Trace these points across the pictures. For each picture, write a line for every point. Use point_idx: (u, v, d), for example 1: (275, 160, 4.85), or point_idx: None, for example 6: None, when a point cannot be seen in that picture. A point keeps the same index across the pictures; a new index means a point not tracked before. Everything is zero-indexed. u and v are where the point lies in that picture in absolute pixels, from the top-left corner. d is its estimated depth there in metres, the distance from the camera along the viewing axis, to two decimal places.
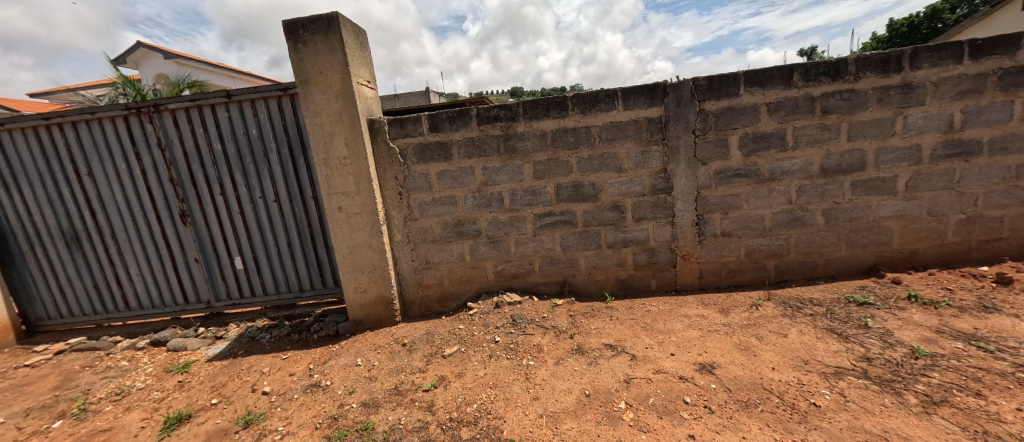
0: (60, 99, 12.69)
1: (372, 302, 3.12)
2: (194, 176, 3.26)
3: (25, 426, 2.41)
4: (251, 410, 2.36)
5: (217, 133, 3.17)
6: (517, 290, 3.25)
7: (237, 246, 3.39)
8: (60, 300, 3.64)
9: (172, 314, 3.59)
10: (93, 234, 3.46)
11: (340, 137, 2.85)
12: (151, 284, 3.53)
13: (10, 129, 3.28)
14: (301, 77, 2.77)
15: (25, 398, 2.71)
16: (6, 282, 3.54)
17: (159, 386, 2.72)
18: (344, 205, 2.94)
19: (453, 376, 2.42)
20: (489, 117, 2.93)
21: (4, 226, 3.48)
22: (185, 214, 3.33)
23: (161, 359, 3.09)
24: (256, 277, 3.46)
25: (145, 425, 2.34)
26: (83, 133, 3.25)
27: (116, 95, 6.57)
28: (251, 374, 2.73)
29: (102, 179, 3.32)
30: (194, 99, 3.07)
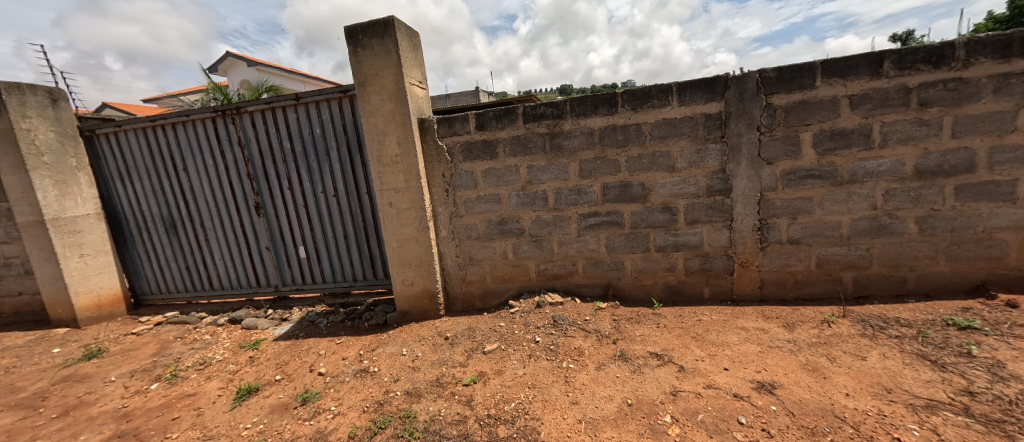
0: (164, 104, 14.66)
1: (418, 295, 3.24)
2: (267, 171, 3.60)
3: (131, 385, 2.82)
4: (308, 389, 2.56)
5: (286, 132, 3.48)
6: (559, 290, 3.21)
7: (300, 236, 3.70)
8: (159, 278, 4.21)
9: (246, 295, 4.00)
10: (186, 222, 3.95)
11: (392, 136, 3.00)
12: (229, 267, 3.97)
13: (126, 130, 3.86)
14: (359, 80, 2.96)
15: (132, 361, 3.17)
16: (120, 260, 4.17)
17: (234, 360, 3.04)
18: (394, 201, 3.09)
19: (492, 372, 2.45)
20: (535, 115, 2.92)
21: (120, 212, 4.09)
22: (258, 206, 3.69)
23: (236, 336, 3.46)
24: (316, 265, 3.75)
25: (221, 393, 2.63)
26: (180, 133, 3.72)
27: (209, 100, 7.46)
28: (310, 355, 2.96)
29: (193, 173, 3.79)
30: (268, 102, 3.40)
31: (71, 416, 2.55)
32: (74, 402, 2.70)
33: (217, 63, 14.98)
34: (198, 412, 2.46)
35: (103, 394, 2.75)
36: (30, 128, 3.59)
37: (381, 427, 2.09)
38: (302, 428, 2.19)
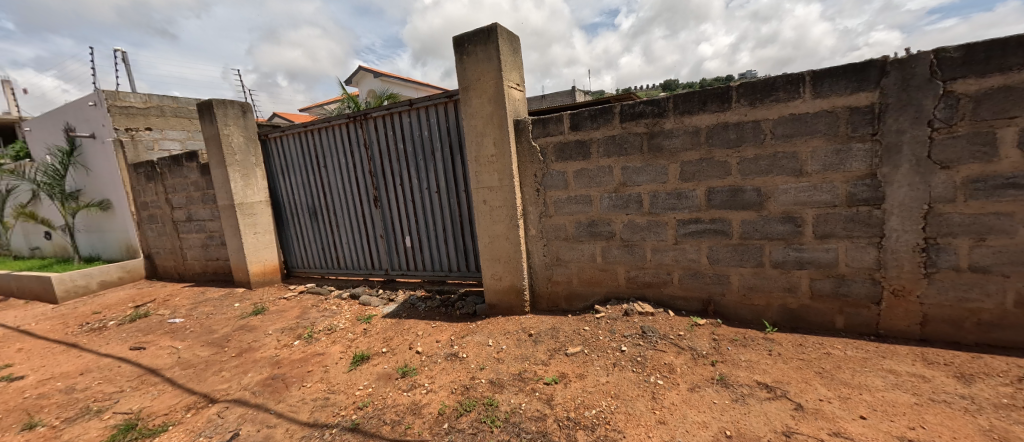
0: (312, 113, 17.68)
1: (506, 290, 3.36)
2: (384, 169, 4.11)
3: (281, 340, 3.51)
4: (407, 364, 2.86)
5: (401, 135, 3.92)
6: (650, 301, 3.00)
7: (408, 227, 4.14)
8: (303, 255, 5.13)
9: (364, 276, 4.65)
10: (323, 210, 4.74)
11: (489, 137, 3.16)
12: (353, 250, 4.64)
13: (287, 134, 4.79)
14: (464, 85, 3.18)
15: (283, 320, 3.94)
16: (279, 239, 5.20)
17: (352, 330, 3.55)
18: (488, 199, 3.26)
19: (574, 375, 2.41)
20: (635, 113, 2.78)
21: (280, 200, 5.10)
22: (377, 199, 4.24)
23: (355, 309, 4.03)
24: (419, 254, 4.16)
25: (342, 357, 3.10)
26: (323, 136, 4.47)
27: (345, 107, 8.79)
28: (411, 334, 3.30)
29: (331, 170, 4.52)
30: (388, 109, 3.87)
31: (243, 357, 3.29)
32: (246, 347, 3.47)
33: (352, 77, 17.50)
34: (325, 369, 2.94)
35: (264, 344, 3.48)
36: (230, 133, 4.72)
37: (466, 410, 2.23)
38: (401, 398, 2.46)
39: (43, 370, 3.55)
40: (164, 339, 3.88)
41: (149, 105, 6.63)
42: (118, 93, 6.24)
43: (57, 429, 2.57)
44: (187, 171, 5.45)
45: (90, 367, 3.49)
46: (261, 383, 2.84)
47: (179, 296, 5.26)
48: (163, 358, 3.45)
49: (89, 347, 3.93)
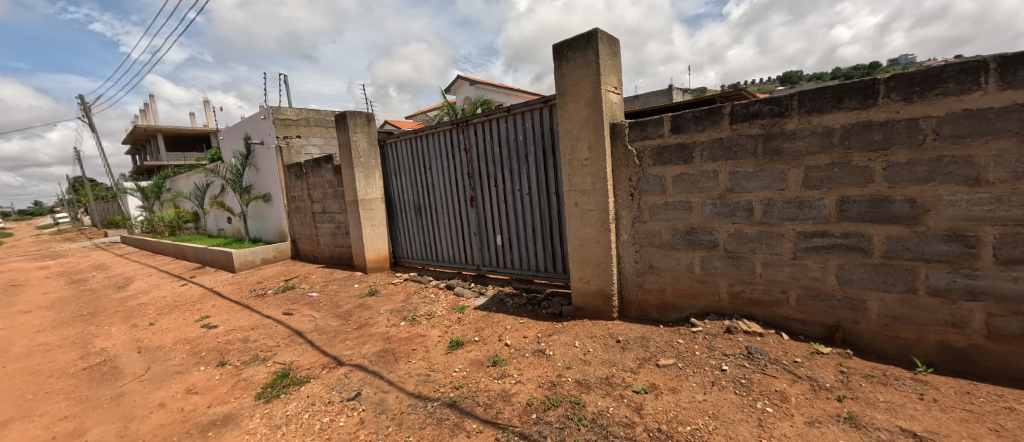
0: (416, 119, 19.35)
1: (593, 293, 3.31)
2: (482, 171, 4.36)
3: (390, 319, 3.95)
4: (497, 354, 3.00)
5: (498, 140, 4.12)
6: (759, 320, 2.69)
7: (500, 226, 4.33)
8: (407, 247, 5.70)
9: (458, 269, 4.99)
10: (426, 208, 5.20)
11: (584, 141, 3.15)
12: (450, 245, 5.01)
13: (399, 140, 5.38)
14: (561, 90, 3.23)
15: (391, 303, 4.43)
16: (389, 231, 5.86)
17: (448, 317, 3.84)
18: (580, 202, 3.25)
19: (666, 388, 2.28)
20: (749, 114, 2.52)
21: (392, 198, 5.73)
22: (473, 199, 4.52)
23: (450, 299, 4.34)
24: (509, 253, 4.32)
25: (440, 340, 3.37)
26: (430, 141, 4.91)
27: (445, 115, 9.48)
28: (500, 327, 3.45)
29: (435, 171, 4.94)
30: (487, 115, 4.10)
31: (361, 330, 3.79)
32: (364, 322, 3.99)
33: (451, 85, 18.73)
34: (426, 349, 3.24)
35: (377, 321, 3.96)
36: (357, 140, 5.46)
37: (553, 405, 2.27)
38: (492, 384, 2.60)
39: (227, 323, 4.56)
40: (304, 308, 4.66)
41: (300, 117, 7.97)
42: (279, 108, 7.64)
43: (239, 369, 3.37)
44: (324, 172, 6.45)
45: (256, 324, 4.38)
46: (376, 354, 3.26)
47: (314, 274, 6.26)
48: (304, 324, 4.16)
49: (254, 309, 4.92)
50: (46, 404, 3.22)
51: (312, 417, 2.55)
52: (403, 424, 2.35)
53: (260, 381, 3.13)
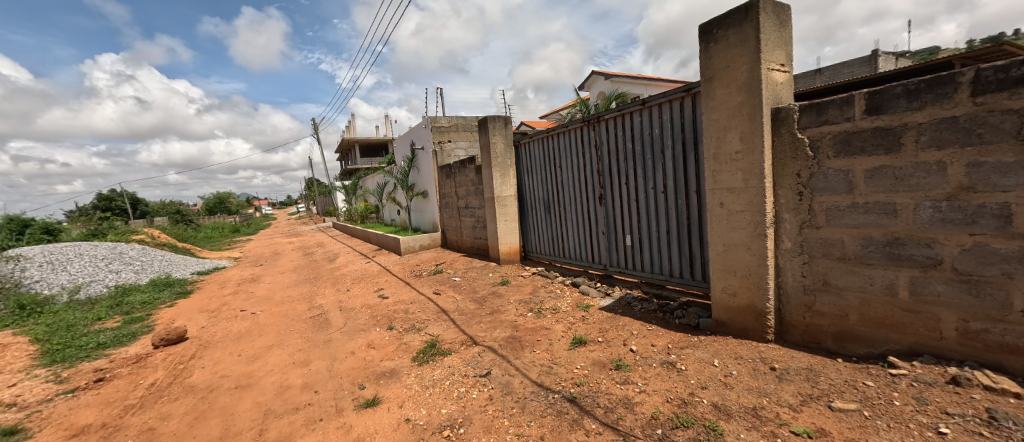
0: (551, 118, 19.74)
1: (741, 308, 2.83)
2: (612, 168, 4.22)
3: (518, 310, 4.17)
4: (621, 358, 2.86)
5: (631, 134, 3.90)
6: (1014, 375, 1.88)
7: (630, 226, 4.12)
8: (537, 242, 5.93)
9: (584, 267, 4.95)
10: (555, 205, 5.32)
11: (735, 131, 2.71)
12: (577, 243, 5.00)
13: (533, 141, 5.62)
14: (707, 75, 2.85)
15: (519, 294, 4.68)
16: (520, 226, 6.21)
17: (572, 314, 3.84)
18: (727, 201, 2.81)
19: (841, 438, 1.79)
20: (1008, 79, 1.78)
21: (524, 195, 6.05)
22: (602, 197, 4.42)
23: (575, 296, 4.32)
24: (638, 255, 4.08)
25: (563, 335, 3.40)
26: (561, 139, 4.98)
27: (578, 112, 9.44)
28: (625, 331, 3.27)
29: (564, 169, 5.00)
30: (620, 109, 3.92)
31: (492, 316, 4.11)
32: (495, 308, 4.32)
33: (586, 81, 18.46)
34: (550, 342, 3.31)
35: (507, 309, 4.24)
36: (496, 141, 5.91)
37: (682, 424, 2.05)
38: (614, 389, 2.49)
39: (394, 295, 5.55)
40: (449, 290, 5.33)
41: (451, 124, 9.17)
42: (436, 117, 8.90)
43: (401, 334, 4.07)
44: (468, 171, 7.21)
45: (414, 299, 5.20)
46: (504, 339, 3.50)
47: (458, 261, 7.07)
48: (449, 303, 4.75)
49: (414, 287, 5.85)
50: (288, 339, 4.50)
51: (452, 385, 2.91)
52: (525, 408, 2.47)
53: (415, 347, 3.72)
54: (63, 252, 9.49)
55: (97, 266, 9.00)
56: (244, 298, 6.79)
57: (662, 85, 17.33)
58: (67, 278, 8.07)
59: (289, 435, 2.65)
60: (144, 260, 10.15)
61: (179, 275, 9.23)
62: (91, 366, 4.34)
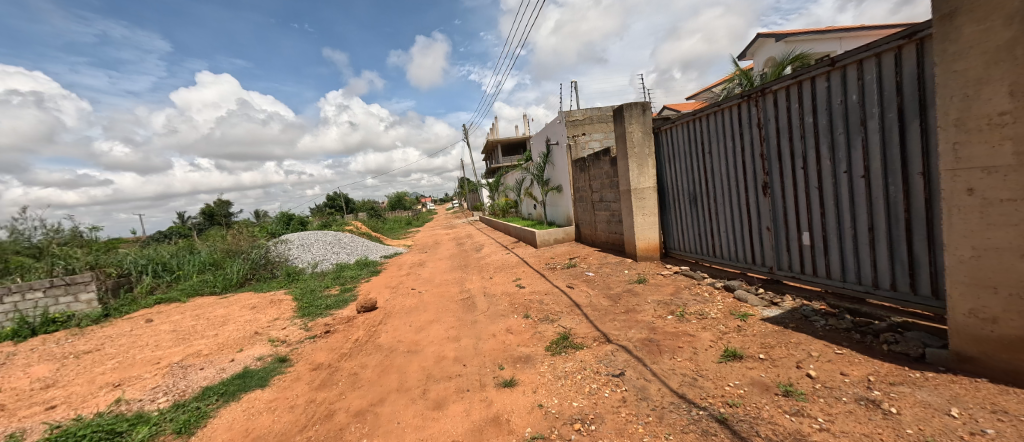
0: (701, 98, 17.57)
1: (1004, 340, 2.01)
2: (782, 149, 3.51)
3: (657, 311, 3.84)
4: (791, 383, 2.35)
5: (812, 106, 3.17)
6: None
7: (808, 221, 3.37)
8: (681, 238, 5.41)
9: (742, 269, 4.28)
10: (704, 198, 4.75)
11: (998, 84, 1.91)
12: (733, 241, 4.36)
13: (676, 125, 5.09)
14: (943, 11, 2.08)
15: (658, 294, 4.32)
16: (660, 221, 5.76)
17: (724, 322, 3.35)
18: (982, 186, 2.01)
19: None
20: None
21: (666, 187, 5.58)
22: (767, 186, 3.73)
23: (729, 302, 3.76)
24: (822, 257, 3.31)
25: (712, 345, 2.99)
26: (711, 121, 4.39)
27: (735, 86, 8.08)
28: (800, 351, 2.68)
29: (716, 155, 4.40)
30: (795, 76, 3.21)
31: (628, 314, 3.90)
32: (631, 307, 4.09)
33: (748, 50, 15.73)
34: (695, 351, 2.95)
35: (644, 309, 3.96)
36: (632, 130, 5.56)
37: None
38: (780, 418, 2.07)
39: (530, 285, 5.80)
40: (582, 284, 5.28)
41: (586, 117, 9.06)
42: (570, 111, 8.94)
43: (536, 323, 4.22)
44: (603, 164, 7.00)
45: (549, 290, 5.34)
46: (640, 340, 3.28)
47: (591, 256, 6.95)
48: (582, 298, 4.71)
49: (549, 278, 6.00)
50: (443, 317, 5.16)
51: (584, 380, 2.86)
52: (663, 419, 2.26)
53: (549, 337, 3.81)
54: (311, 237, 12.98)
55: (327, 247, 12.01)
56: (414, 278, 8.07)
57: (858, 37, 13.53)
58: (311, 255, 11.02)
59: (444, 399, 3.02)
60: (352, 244, 13.10)
61: (373, 257, 11.60)
62: (323, 320, 5.82)
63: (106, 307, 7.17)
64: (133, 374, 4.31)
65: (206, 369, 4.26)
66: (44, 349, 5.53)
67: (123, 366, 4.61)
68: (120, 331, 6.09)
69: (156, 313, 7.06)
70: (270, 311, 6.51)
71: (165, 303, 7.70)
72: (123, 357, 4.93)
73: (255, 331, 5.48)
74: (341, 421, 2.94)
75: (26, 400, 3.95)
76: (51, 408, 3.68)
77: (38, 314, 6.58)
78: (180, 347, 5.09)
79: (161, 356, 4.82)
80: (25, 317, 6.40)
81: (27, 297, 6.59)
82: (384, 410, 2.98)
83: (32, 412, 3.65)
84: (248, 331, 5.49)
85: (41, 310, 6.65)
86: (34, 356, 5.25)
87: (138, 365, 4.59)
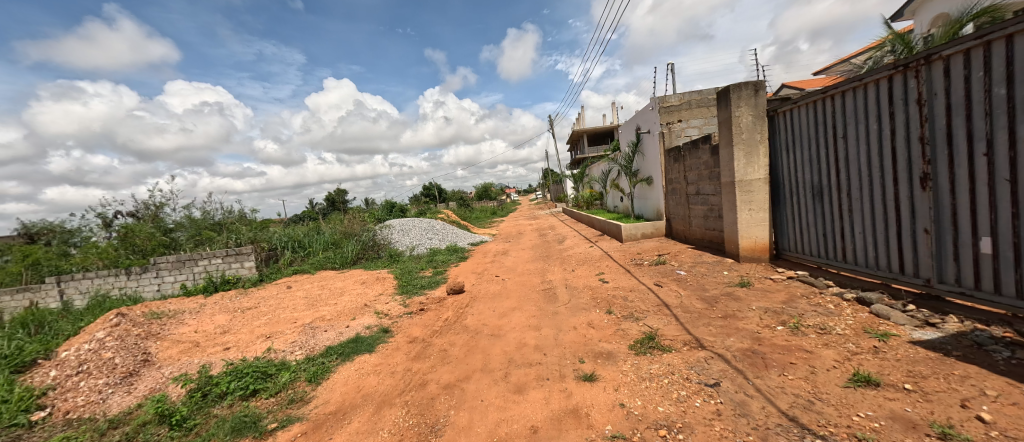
0: (835, 72, 14.89)
1: None
2: (952, 131, 2.82)
3: (763, 320, 3.42)
4: (952, 425, 1.90)
5: (1005, 73, 2.48)
6: None
7: (989, 223, 2.68)
8: (798, 239, 4.72)
9: (883, 279, 3.59)
10: (833, 191, 4.06)
11: None
12: (872, 245, 3.67)
13: (801, 106, 4.39)
14: None
15: (765, 301, 3.84)
16: (771, 217, 5.10)
17: (853, 341, 2.84)
18: None
19: None
20: None
21: (782, 179, 4.90)
22: (928, 177, 3.05)
23: (862, 318, 3.18)
24: (1009, 269, 2.61)
25: (836, 366, 2.56)
26: (848, 99, 3.71)
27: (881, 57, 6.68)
28: (966, 387, 2.15)
29: (853, 140, 3.72)
30: (980, 36, 2.53)
31: (728, 320, 3.54)
32: (731, 313, 3.70)
33: (904, 11, 12.86)
34: (812, 370, 2.56)
35: (747, 316, 3.55)
36: (741, 114, 4.99)
37: None
38: None
39: (614, 280, 5.60)
40: (672, 283, 4.93)
41: (682, 101, 8.34)
42: (665, 96, 8.33)
43: (619, 320, 4.06)
44: (702, 153, 6.40)
45: (634, 287, 5.10)
46: (741, 350, 2.95)
47: (683, 253, 6.46)
48: (672, 298, 4.40)
49: (635, 274, 5.72)
50: (525, 305, 5.25)
51: (672, 385, 2.67)
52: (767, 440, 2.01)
53: (633, 335, 3.63)
54: (410, 223, 14.22)
55: (423, 233, 13.02)
56: (498, 266, 8.35)
57: None
58: (410, 239, 12.07)
59: (524, 384, 3.08)
60: (445, 231, 14.03)
61: (462, 244, 12.26)
62: (419, 299, 6.36)
63: (261, 274, 8.71)
64: (278, 329, 5.21)
65: (328, 331, 4.96)
66: (222, 303, 6.98)
67: (272, 322, 5.60)
68: (270, 293, 7.43)
69: (294, 281, 8.45)
70: (376, 287, 7.32)
71: (299, 274, 9.19)
72: (272, 315, 6.00)
73: (365, 303, 6.21)
74: (433, 391, 3.18)
75: (212, 341, 5.05)
76: (227, 349, 4.65)
77: (219, 275, 8.30)
78: (310, 311, 6.01)
79: (297, 317, 5.74)
80: (210, 276, 8.12)
81: (212, 261, 8.31)
82: (469, 387, 3.15)
83: (215, 350, 4.66)
84: (360, 303, 6.25)
85: (220, 272, 8.35)
86: (216, 308, 6.67)
87: (282, 322, 5.55)
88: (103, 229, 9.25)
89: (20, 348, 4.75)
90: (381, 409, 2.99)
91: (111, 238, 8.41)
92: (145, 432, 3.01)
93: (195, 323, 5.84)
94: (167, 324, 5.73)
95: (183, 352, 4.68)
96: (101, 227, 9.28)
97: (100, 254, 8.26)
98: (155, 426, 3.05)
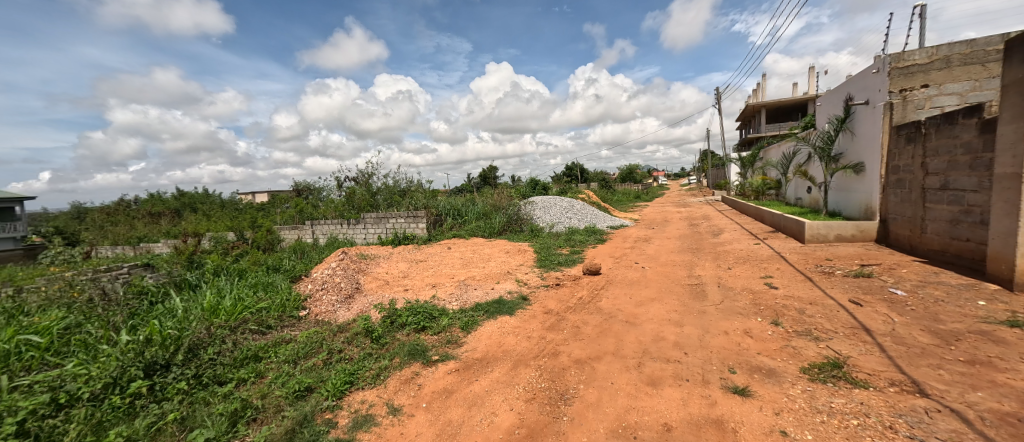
0: None
1: None
2: None
3: None
4: None
5: None
6: None
7: None
8: None
9: None
10: None
11: None
12: None
13: None
14: None
15: None
16: None
17: None
18: None
19: None
20: None
21: None
22: None
23: None
24: None
25: None
26: None
27: None
28: None
29: None
30: None
31: (977, 368, 2.55)
32: (983, 358, 2.66)
33: None
34: None
35: (1016, 369, 2.49)
36: None
37: None
38: None
39: (787, 288, 4.65)
40: (878, 304, 3.81)
41: (933, 59, 6.13)
42: (902, 53, 6.26)
43: (790, 335, 3.37)
44: (962, 132, 4.62)
45: (815, 299, 4.14)
46: (994, 413, 2.10)
47: (905, 267, 4.90)
48: (876, 322, 3.41)
49: (819, 285, 4.63)
50: (667, 297, 4.84)
51: (863, 430, 2.09)
52: None
53: (809, 356, 2.97)
54: (554, 200, 14.60)
55: (564, 212, 13.22)
56: (638, 252, 7.90)
57: None
58: (551, 216, 12.44)
59: (659, 379, 2.86)
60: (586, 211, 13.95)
61: (602, 226, 12.00)
62: (556, 274, 6.53)
63: (430, 234, 10.25)
64: (440, 281, 6.09)
65: (479, 290, 5.54)
66: (402, 253, 8.54)
67: (437, 275, 6.56)
68: (436, 251, 8.72)
69: (453, 243, 9.70)
70: (519, 258, 7.82)
71: (456, 237, 10.51)
72: (437, 269, 7.04)
73: (508, 271, 6.71)
74: (565, 362, 3.25)
75: (396, 281, 6.24)
76: (406, 290, 5.66)
77: (402, 232, 10.13)
78: (465, 270, 6.83)
79: (456, 273, 6.59)
80: (396, 232, 9.97)
81: (398, 219, 10.15)
82: (600, 367, 3.10)
83: (398, 289, 5.75)
84: (504, 270, 6.78)
85: (403, 229, 10.16)
86: (399, 257, 8.18)
87: (444, 276, 6.46)
88: (336, 189, 12.33)
89: (293, 266, 6.79)
90: (518, 367, 3.20)
91: (342, 194, 11.31)
92: (358, 339, 3.88)
93: (386, 266, 7.31)
94: (369, 264, 7.32)
95: (379, 286, 5.93)
96: (335, 187, 12.34)
97: (334, 207, 11.06)
98: (363, 336, 3.92)
